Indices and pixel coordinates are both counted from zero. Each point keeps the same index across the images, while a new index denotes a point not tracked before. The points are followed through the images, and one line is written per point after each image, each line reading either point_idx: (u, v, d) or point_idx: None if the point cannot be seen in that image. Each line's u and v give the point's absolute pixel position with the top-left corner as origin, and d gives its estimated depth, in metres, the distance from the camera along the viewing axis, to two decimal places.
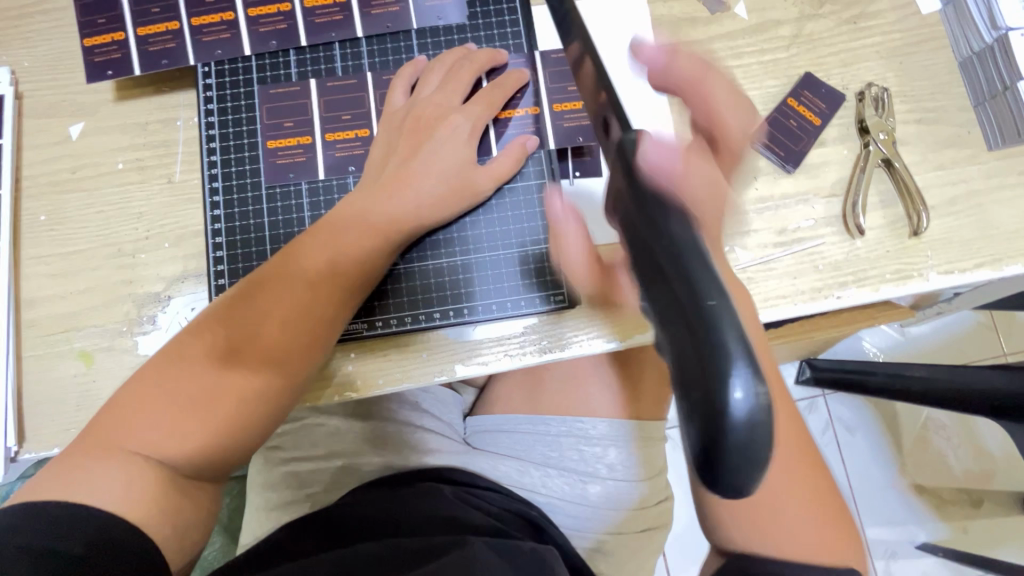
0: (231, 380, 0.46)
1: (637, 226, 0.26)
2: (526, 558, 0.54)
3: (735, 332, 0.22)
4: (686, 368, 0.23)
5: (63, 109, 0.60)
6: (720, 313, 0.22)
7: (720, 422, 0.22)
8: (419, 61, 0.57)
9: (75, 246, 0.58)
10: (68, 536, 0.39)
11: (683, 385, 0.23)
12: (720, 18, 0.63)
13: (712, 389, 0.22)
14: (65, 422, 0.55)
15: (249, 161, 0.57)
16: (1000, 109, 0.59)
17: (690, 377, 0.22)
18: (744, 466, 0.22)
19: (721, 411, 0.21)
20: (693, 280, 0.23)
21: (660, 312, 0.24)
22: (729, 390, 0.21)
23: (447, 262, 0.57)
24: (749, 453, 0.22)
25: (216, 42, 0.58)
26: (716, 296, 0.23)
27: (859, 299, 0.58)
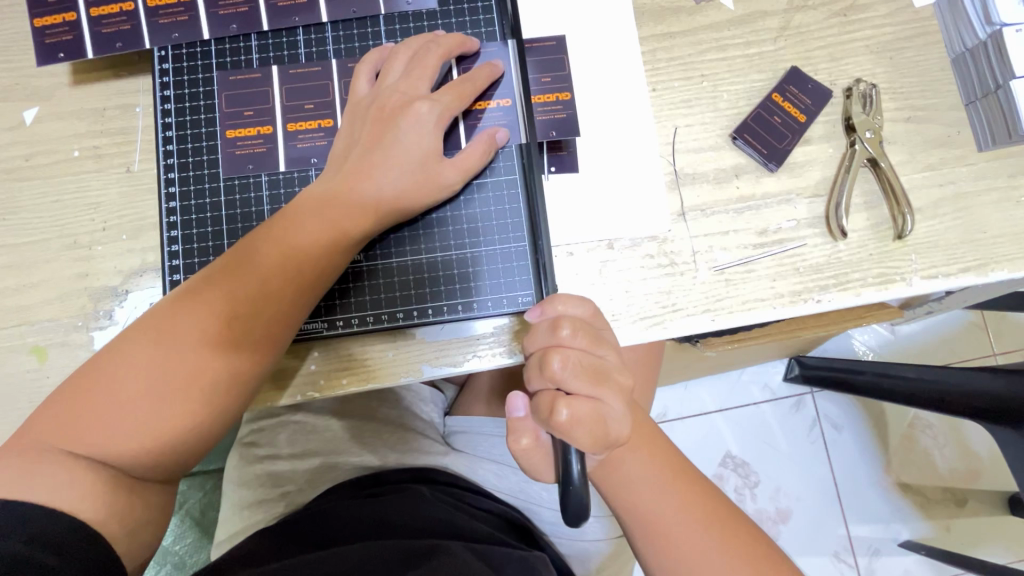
0: (178, 380, 0.44)
1: None
2: (511, 563, 0.54)
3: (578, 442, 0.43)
4: None
5: (15, 93, 0.58)
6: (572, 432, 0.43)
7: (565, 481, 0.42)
8: (383, 49, 0.54)
9: (29, 237, 0.56)
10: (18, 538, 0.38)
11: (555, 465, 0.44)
12: (704, 9, 0.61)
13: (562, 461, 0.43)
14: (18, 419, 0.53)
15: (208, 150, 0.55)
16: (991, 109, 0.57)
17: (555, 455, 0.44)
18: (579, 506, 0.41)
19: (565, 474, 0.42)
20: None
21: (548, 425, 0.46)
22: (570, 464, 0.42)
23: (412, 259, 0.55)
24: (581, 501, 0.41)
25: (174, 25, 0.55)
26: None
27: (840, 303, 0.57)
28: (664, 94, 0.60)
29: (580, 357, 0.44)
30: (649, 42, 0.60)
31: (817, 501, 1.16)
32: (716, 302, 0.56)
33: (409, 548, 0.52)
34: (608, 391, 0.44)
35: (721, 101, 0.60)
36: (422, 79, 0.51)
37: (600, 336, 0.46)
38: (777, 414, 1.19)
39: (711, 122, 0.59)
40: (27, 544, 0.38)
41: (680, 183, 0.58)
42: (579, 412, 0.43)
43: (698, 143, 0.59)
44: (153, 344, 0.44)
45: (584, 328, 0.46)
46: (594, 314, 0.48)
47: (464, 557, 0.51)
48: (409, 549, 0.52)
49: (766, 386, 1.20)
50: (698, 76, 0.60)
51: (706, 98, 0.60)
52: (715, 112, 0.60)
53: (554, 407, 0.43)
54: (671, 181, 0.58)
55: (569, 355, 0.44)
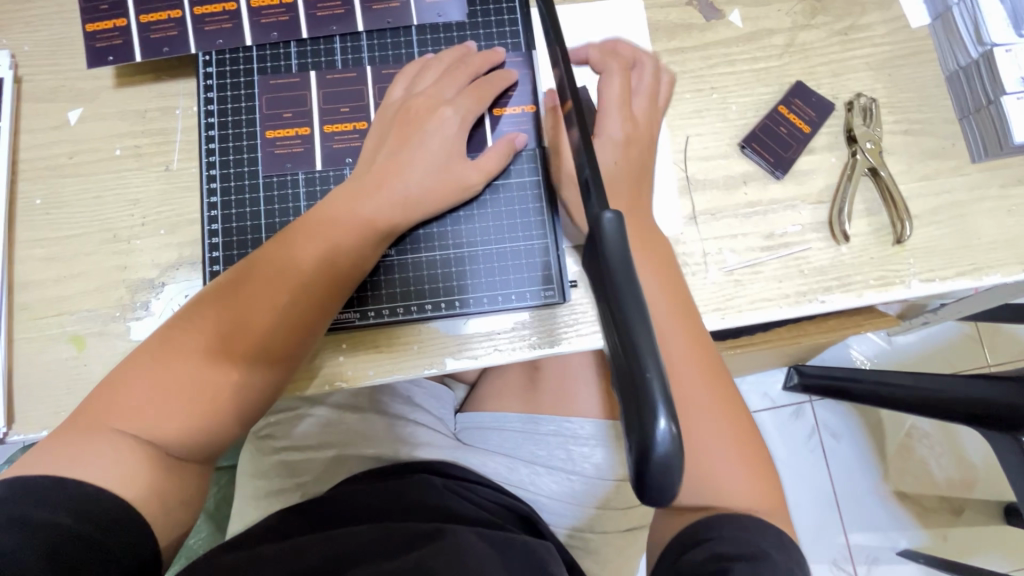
0: (208, 376, 0.46)
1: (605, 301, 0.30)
2: (515, 548, 0.55)
3: (665, 391, 0.27)
4: (630, 409, 0.27)
5: (61, 94, 0.60)
6: (653, 378, 0.27)
7: (646, 452, 0.26)
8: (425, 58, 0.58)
9: (70, 231, 0.58)
10: (67, 512, 0.40)
11: (627, 428, 0.28)
12: (715, 26, 0.65)
13: (642, 424, 0.26)
14: (56, 405, 0.55)
15: (248, 150, 0.58)
16: (984, 123, 0.61)
17: (628, 420, 0.27)
18: (666, 476, 0.27)
19: (647, 440, 0.26)
20: (638, 353, 0.27)
21: (615, 370, 0.29)
22: (655, 423, 0.26)
23: (439, 254, 0.58)
24: (670, 466, 0.26)
25: (218, 32, 0.59)
26: (652, 369, 0.27)
27: (843, 304, 0.60)
28: (677, 105, 0.63)
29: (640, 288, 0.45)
30: (662, 56, 0.64)
31: (817, 507, 1.18)
32: (727, 301, 0.59)
33: (416, 532, 0.53)
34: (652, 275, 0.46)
35: (730, 112, 0.63)
36: (449, 86, 0.55)
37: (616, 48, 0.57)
38: (777, 421, 1.22)
39: (721, 132, 0.63)
40: (74, 518, 0.40)
41: (692, 189, 0.62)
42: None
43: (708, 151, 0.62)
44: (190, 338, 0.47)
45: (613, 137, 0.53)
46: (629, 119, 0.54)
47: (467, 540, 0.52)
48: (416, 534, 0.53)
49: (765, 393, 1.22)
50: (708, 88, 0.64)
51: (716, 109, 0.63)
52: (724, 122, 0.63)
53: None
54: (683, 187, 0.62)
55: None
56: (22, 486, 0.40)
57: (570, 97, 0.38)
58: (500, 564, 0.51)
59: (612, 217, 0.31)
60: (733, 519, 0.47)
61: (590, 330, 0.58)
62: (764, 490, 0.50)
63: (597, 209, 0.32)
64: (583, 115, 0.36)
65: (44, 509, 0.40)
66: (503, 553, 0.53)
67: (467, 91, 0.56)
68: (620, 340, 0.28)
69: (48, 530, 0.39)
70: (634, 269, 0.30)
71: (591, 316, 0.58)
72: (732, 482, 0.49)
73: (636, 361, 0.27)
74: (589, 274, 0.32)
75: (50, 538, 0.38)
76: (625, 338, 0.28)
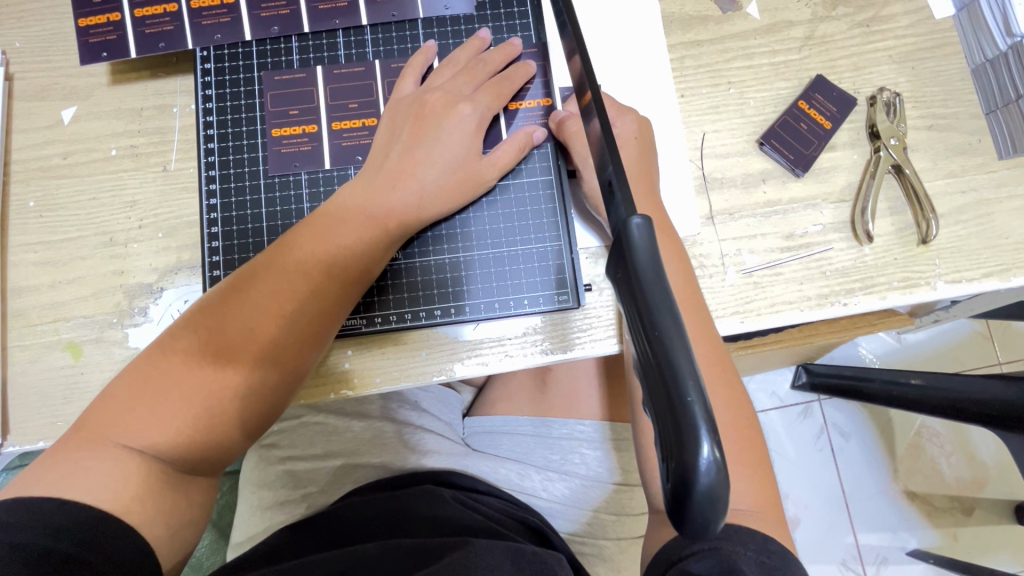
0: (213, 387, 0.44)
1: (636, 313, 0.28)
2: (526, 557, 0.52)
3: (708, 416, 0.25)
4: (667, 433, 0.25)
5: (54, 92, 0.58)
6: (694, 403, 0.25)
7: (688, 480, 0.24)
8: (429, 48, 0.56)
9: (65, 234, 0.56)
10: (67, 537, 0.38)
11: (663, 453, 0.26)
12: (732, 18, 0.62)
13: (682, 451, 0.25)
14: (51, 415, 0.53)
15: (249, 149, 0.56)
16: (1013, 117, 0.58)
17: (666, 445, 0.25)
18: (709, 509, 0.25)
19: (690, 468, 0.24)
20: (677, 373, 0.25)
21: (648, 387, 0.27)
22: (697, 450, 0.24)
23: (448, 257, 0.55)
24: (713, 497, 0.24)
25: (216, 26, 0.56)
26: (693, 392, 0.25)
27: (867, 307, 0.57)
28: (692, 100, 0.61)
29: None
30: (677, 50, 0.61)
31: (827, 509, 1.17)
32: (745, 304, 0.57)
33: (426, 548, 0.52)
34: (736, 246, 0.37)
35: (748, 108, 0.61)
36: (465, 82, 0.54)
37: (613, 97, 0.59)
38: (785, 422, 1.20)
39: (738, 129, 0.61)
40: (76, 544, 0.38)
41: (708, 188, 0.59)
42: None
43: (726, 149, 0.60)
44: (193, 348, 0.45)
45: (628, 120, 0.55)
46: (640, 122, 0.55)
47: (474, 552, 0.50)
48: (427, 548, 0.51)
49: (774, 393, 1.20)
50: (725, 83, 0.61)
51: (733, 105, 0.61)
52: (742, 118, 0.61)
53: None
54: (699, 186, 0.59)
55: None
56: (19, 508, 0.39)
57: (589, 88, 0.35)
58: (509, 571, 0.49)
59: (642, 222, 0.29)
60: (736, 530, 0.44)
61: (604, 335, 0.56)
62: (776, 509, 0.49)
63: (624, 214, 0.30)
64: (603, 108, 0.34)
65: (39, 535, 0.37)
66: (511, 561, 0.50)
67: (483, 87, 0.54)
68: (653, 356, 0.26)
69: (49, 557, 0.37)
70: (666, 279, 0.28)
71: (606, 322, 0.56)
72: (744, 500, 0.47)
73: (674, 380, 0.25)
74: (616, 286, 0.30)
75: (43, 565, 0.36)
76: (660, 355, 0.26)
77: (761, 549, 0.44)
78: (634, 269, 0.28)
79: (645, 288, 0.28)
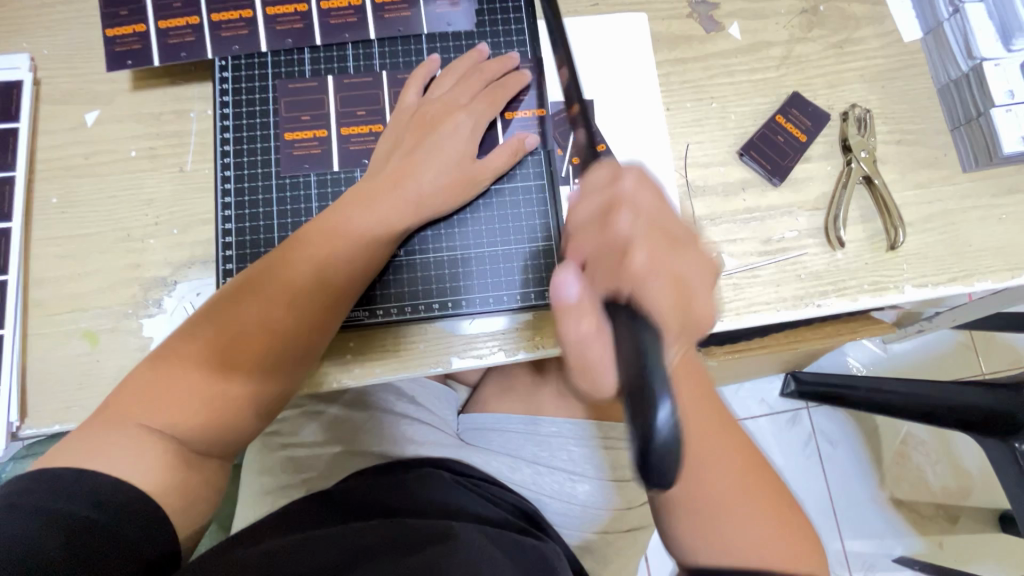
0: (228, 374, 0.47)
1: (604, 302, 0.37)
2: (526, 550, 0.56)
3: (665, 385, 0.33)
4: (632, 391, 0.33)
5: (78, 97, 0.62)
6: (651, 361, 0.33)
7: (649, 433, 0.32)
8: (430, 63, 0.60)
9: (84, 230, 0.60)
10: (92, 503, 0.41)
11: (630, 407, 0.33)
12: (714, 37, 0.67)
13: (646, 406, 0.32)
14: (67, 400, 0.56)
15: (262, 152, 0.59)
16: (974, 133, 0.63)
17: (635, 405, 0.32)
18: (667, 455, 0.31)
19: (651, 422, 0.32)
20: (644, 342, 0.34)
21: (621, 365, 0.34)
22: (658, 409, 0.32)
23: (447, 255, 0.59)
24: (671, 445, 0.31)
25: (234, 38, 0.60)
26: (653, 352, 0.34)
27: (838, 308, 0.61)
28: (677, 113, 0.65)
29: (646, 221, 0.40)
30: (664, 66, 0.66)
31: (814, 513, 1.19)
32: (724, 304, 0.61)
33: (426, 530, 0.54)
34: (664, 208, 0.41)
35: (729, 121, 0.65)
36: (463, 93, 0.58)
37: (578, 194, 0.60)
38: (774, 427, 1.23)
39: (720, 140, 0.65)
40: (98, 509, 0.41)
41: (692, 195, 0.63)
42: (642, 184, 0.41)
43: (708, 159, 0.64)
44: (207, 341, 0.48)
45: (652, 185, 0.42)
46: (641, 181, 0.41)
47: (477, 542, 0.53)
48: (427, 530, 0.54)
49: (762, 399, 1.24)
50: (708, 98, 0.66)
51: (715, 118, 0.65)
52: (723, 130, 0.65)
53: (626, 257, 0.38)
54: (683, 193, 0.63)
55: (636, 213, 0.40)
56: (47, 480, 0.42)
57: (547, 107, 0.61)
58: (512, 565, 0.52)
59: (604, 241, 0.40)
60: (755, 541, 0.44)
61: None
62: (771, 535, 0.44)
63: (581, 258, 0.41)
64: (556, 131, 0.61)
65: (67, 503, 0.41)
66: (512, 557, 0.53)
67: (480, 96, 0.59)
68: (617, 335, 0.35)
69: (68, 519, 0.40)
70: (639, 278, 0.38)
71: None
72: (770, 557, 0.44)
73: (621, 320, 0.35)
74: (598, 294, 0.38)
75: (69, 528, 0.39)
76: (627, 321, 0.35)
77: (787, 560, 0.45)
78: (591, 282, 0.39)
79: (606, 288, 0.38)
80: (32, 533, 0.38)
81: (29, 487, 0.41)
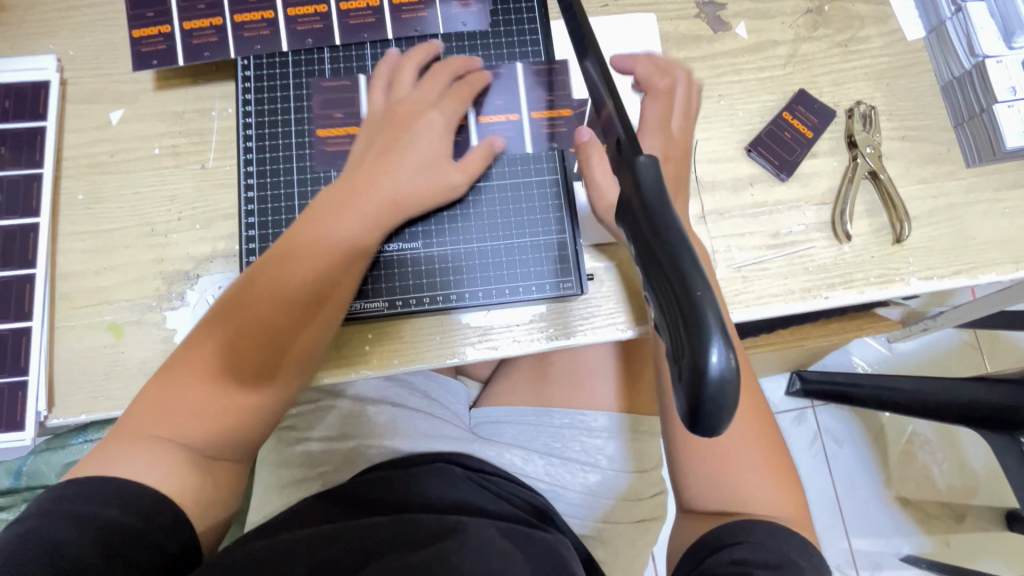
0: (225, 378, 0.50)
1: (643, 229, 0.29)
2: (535, 543, 0.57)
3: (717, 320, 0.25)
4: (677, 341, 0.26)
5: (104, 96, 0.64)
6: (702, 295, 0.26)
7: (698, 380, 0.25)
8: (399, 58, 0.61)
9: (109, 225, 0.61)
10: (120, 506, 0.44)
11: (673, 357, 0.26)
12: (722, 37, 0.68)
13: (693, 351, 0.25)
14: (94, 390, 0.58)
15: (282, 148, 0.61)
16: (977, 129, 0.64)
17: (678, 348, 0.26)
18: (721, 405, 0.25)
19: (699, 368, 0.25)
20: (686, 275, 0.26)
21: (659, 303, 0.27)
22: (709, 353, 0.25)
23: (463, 247, 0.61)
24: (720, 400, 0.25)
25: (256, 38, 0.62)
26: (703, 288, 0.26)
27: (845, 300, 0.63)
28: None
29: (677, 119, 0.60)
30: None
31: (821, 510, 1.20)
32: (734, 296, 0.62)
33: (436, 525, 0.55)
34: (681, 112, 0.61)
35: (737, 118, 0.67)
36: (430, 90, 0.59)
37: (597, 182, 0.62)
38: (780, 424, 1.24)
39: (728, 136, 0.66)
40: (127, 511, 0.44)
41: (701, 190, 0.65)
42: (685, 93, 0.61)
43: (717, 155, 0.66)
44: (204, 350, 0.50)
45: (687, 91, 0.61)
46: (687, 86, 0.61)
47: (487, 537, 0.54)
48: (438, 525, 0.55)
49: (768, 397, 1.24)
50: (716, 96, 0.67)
51: (723, 115, 0.67)
52: (731, 127, 0.66)
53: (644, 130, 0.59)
54: (692, 187, 0.65)
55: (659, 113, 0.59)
56: (79, 485, 0.45)
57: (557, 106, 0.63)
58: (522, 559, 0.53)
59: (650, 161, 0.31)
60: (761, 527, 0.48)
61: (606, 322, 0.61)
62: (764, 481, 0.52)
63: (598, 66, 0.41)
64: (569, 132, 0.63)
65: (98, 507, 0.43)
66: (521, 550, 0.55)
67: (448, 93, 0.59)
68: (659, 269, 0.27)
69: (100, 521, 0.43)
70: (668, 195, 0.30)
71: (606, 311, 0.61)
72: (763, 503, 0.51)
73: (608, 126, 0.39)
74: (630, 230, 0.32)
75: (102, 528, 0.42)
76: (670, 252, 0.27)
77: (785, 541, 0.47)
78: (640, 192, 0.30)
79: (647, 199, 0.30)
80: (68, 535, 0.41)
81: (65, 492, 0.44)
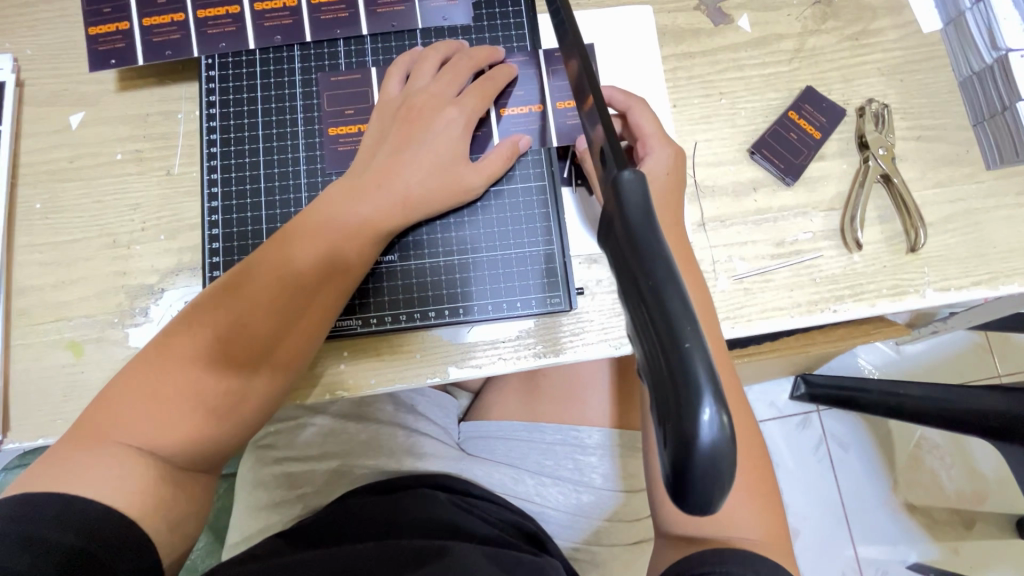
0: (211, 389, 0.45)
1: (627, 259, 0.25)
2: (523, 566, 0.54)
3: (709, 372, 0.22)
4: (663, 394, 0.22)
5: (63, 98, 0.60)
6: (692, 348, 0.22)
7: (688, 445, 0.21)
8: (412, 52, 0.58)
9: (68, 236, 0.58)
10: (80, 532, 0.38)
11: (659, 415, 0.23)
12: (724, 30, 0.64)
13: (681, 413, 0.21)
14: (50, 413, 0.54)
15: (250, 153, 0.57)
16: (998, 128, 0.60)
17: (663, 406, 0.22)
18: (711, 474, 0.22)
19: (688, 432, 0.21)
20: (674, 318, 0.22)
21: (644, 345, 0.24)
22: (698, 413, 0.21)
23: (443, 260, 0.56)
24: (713, 471, 0.22)
25: (221, 36, 0.58)
26: (692, 338, 0.22)
27: (855, 313, 0.58)
28: (685, 110, 0.62)
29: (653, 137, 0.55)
30: (670, 61, 0.63)
31: (827, 520, 1.16)
32: (735, 310, 0.58)
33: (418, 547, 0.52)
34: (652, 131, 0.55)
35: (739, 118, 0.62)
36: (448, 85, 0.55)
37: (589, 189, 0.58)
38: (785, 432, 1.20)
39: (730, 138, 0.62)
40: (89, 540, 0.38)
41: (700, 196, 0.60)
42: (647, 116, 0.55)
43: (717, 157, 0.61)
44: (187, 352, 0.45)
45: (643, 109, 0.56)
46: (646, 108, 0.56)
47: (472, 560, 0.51)
48: (419, 549, 0.52)
49: (772, 403, 1.20)
50: (717, 94, 0.63)
51: (724, 114, 0.62)
52: (733, 128, 0.62)
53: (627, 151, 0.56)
54: (691, 193, 0.61)
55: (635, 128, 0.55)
56: (30, 505, 0.39)
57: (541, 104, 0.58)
58: None
59: (633, 176, 0.27)
60: (752, 560, 0.43)
61: (597, 338, 0.57)
62: (742, 502, 0.48)
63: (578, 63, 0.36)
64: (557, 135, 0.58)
65: (53, 531, 0.38)
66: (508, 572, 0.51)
67: (467, 89, 0.56)
68: (643, 306, 0.23)
69: (58, 550, 0.37)
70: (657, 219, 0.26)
71: (597, 327, 0.57)
72: (746, 529, 0.47)
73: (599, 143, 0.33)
74: (610, 258, 0.28)
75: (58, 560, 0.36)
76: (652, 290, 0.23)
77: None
78: (623, 214, 0.26)
79: (632, 222, 0.26)
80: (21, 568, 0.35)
81: (10, 513, 0.38)
